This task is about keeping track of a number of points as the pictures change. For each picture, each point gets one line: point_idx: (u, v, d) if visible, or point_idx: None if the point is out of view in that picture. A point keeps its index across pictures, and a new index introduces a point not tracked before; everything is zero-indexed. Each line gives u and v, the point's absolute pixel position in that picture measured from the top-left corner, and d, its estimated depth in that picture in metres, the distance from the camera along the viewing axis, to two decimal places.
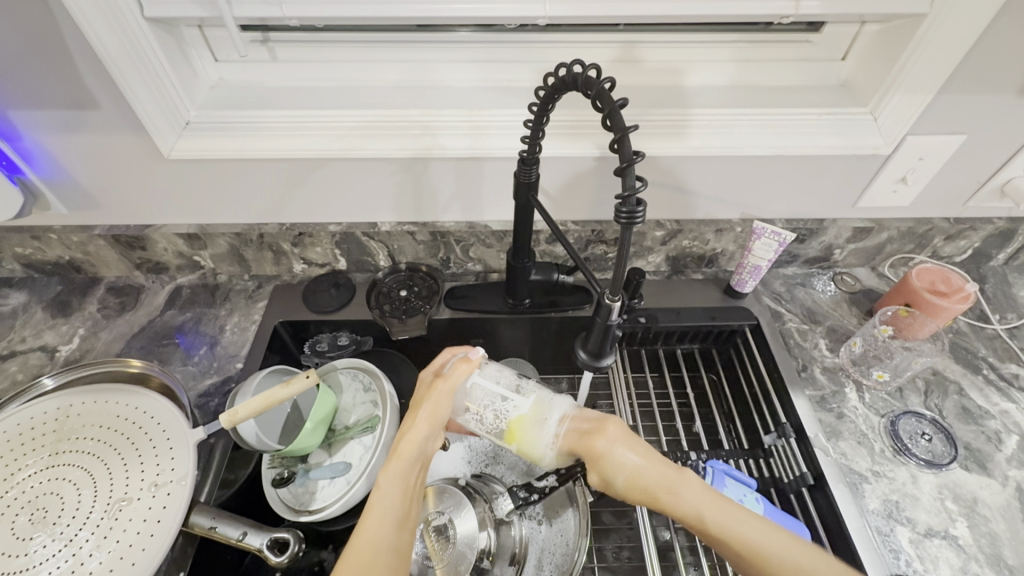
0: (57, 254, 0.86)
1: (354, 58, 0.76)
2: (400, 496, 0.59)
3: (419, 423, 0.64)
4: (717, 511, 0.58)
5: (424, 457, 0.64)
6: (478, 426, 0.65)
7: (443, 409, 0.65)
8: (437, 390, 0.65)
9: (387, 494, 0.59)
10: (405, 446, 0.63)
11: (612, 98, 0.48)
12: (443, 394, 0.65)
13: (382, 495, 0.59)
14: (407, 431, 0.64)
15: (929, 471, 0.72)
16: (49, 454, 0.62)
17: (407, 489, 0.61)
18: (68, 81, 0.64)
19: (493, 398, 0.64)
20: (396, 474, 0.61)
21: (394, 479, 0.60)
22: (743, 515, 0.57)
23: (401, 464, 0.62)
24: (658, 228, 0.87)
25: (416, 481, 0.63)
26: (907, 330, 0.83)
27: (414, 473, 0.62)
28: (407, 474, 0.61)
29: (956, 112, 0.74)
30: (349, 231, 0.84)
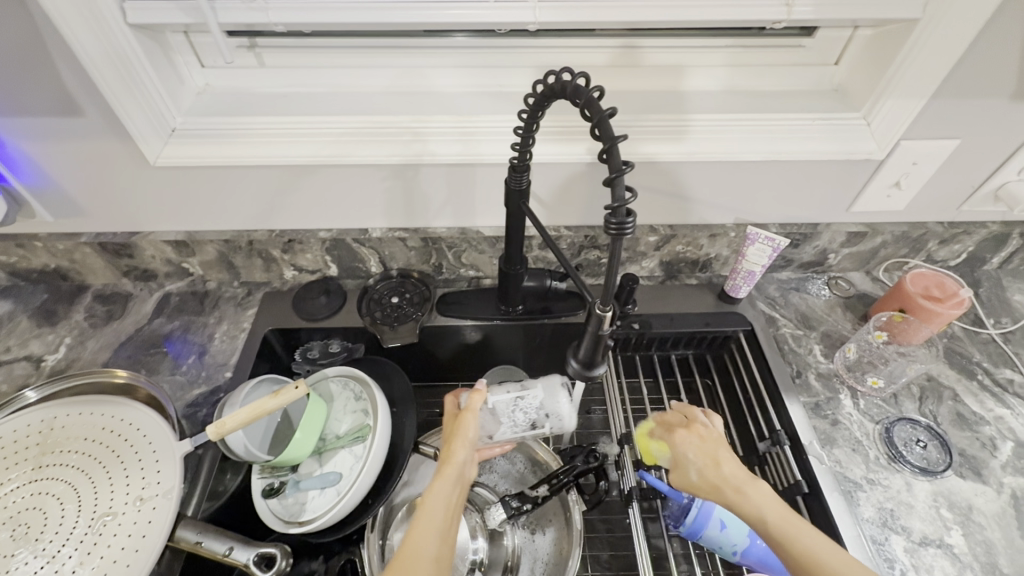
0: (42, 262, 0.85)
1: (344, 64, 0.75)
2: (444, 515, 0.59)
3: (456, 444, 0.64)
4: (783, 516, 0.57)
5: (465, 480, 0.64)
6: (516, 430, 0.71)
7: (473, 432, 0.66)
8: (467, 414, 0.66)
9: (434, 512, 0.59)
10: (449, 468, 0.63)
11: (601, 107, 0.47)
12: (471, 417, 0.66)
13: (427, 513, 0.59)
14: (450, 453, 0.64)
15: (924, 479, 0.72)
16: (33, 468, 0.61)
17: (450, 509, 0.60)
18: (51, 87, 0.63)
19: (512, 403, 0.70)
20: (438, 496, 0.60)
21: (439, 497, 0.60)
22: (803, 525, 0.57)
23: (445, 484, 0.62)
24: (651, 233, 0.86)
25: (457, 502, 0.62)
26: (902, 335, 0.83)
27: (456, 494, 0.62)
28: (449, 493, 0.61)
29: (950, 117, 0.73)
30: (339, 237, 0.83)
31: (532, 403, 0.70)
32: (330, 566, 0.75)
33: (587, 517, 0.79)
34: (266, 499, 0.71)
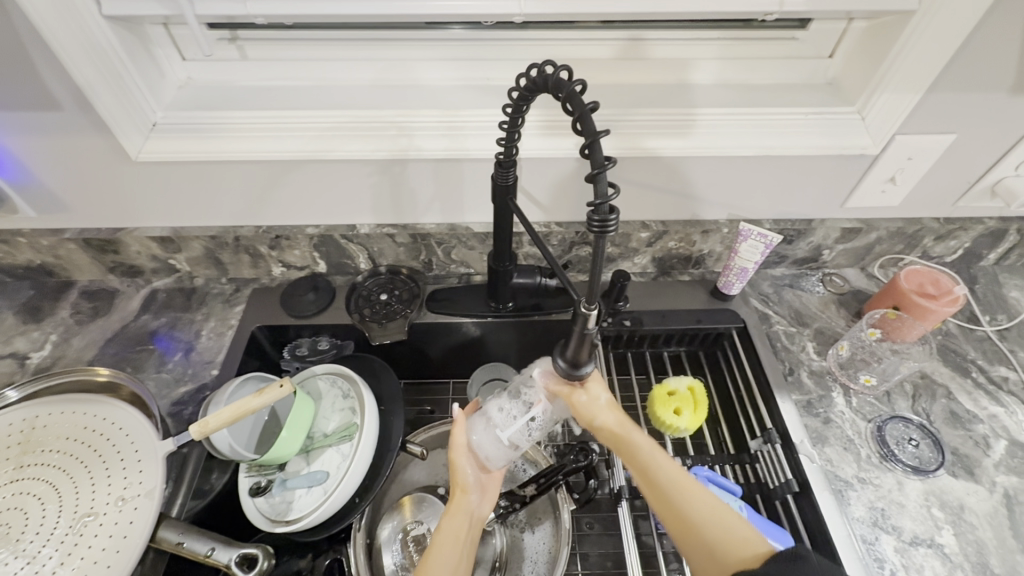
0: (26, 258, 0.84)
1: (329, 57, 0.74)
2: (454, 554, 0.61)
3: (457, 485, 0.66)
4: (674, 475, 0.63)
5: (474, 518, 0.66)
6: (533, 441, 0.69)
7: (467, 470, 0.66)
8: (455, 451, 0.66)
9: (442, 550, 0.61)
10: (455, 509, 0.65)
11: (583, 101, 0.46)
12: (463, 454, 0.66)
13: (437, 552, 0.61)
14: (454, 494, 0.66)
15: (915, 478, 0.71)
16: (14, 468, 0.60)
17: (460, 547, 0.62)
18: (26, 80, 0.62)
19: (526, 430, 0.65)
20: (446, 536, 0.62)
21: (448, 534, 0.63)
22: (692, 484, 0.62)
23: (453, 521, 0.64)
24: (643, 230, 0.85)
25: (467, 538, 0.64)
26: (895, 332, 0.82)
27: (467, 531, 0.64)
28: (457, 530, 0.63)
29: (945, 110, 0.72)
30: (327, 233, 0.82)
31: (544, 422, 0.65)
32: (317, 565, 0.74)
33: (577, 515, 0.79)
34: (252, 498, 0.70)
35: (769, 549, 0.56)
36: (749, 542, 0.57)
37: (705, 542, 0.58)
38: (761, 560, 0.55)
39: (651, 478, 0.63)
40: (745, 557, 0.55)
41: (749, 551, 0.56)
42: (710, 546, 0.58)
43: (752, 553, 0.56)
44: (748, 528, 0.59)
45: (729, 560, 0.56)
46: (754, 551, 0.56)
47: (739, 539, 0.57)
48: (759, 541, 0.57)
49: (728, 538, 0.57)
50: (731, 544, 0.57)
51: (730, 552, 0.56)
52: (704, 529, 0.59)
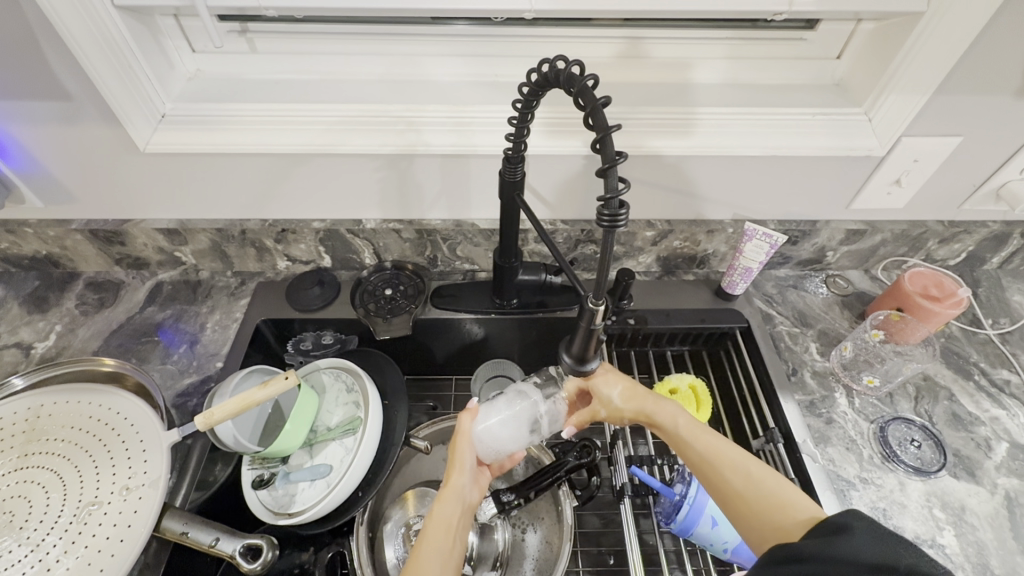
0: (33, 248, 0.84)
1: (338, 51, 0.74)
2: (443, 537, 0.59)
3: (452, 470, 0.64)
4: (709, 449, 0.63)
5: (467, 505, 0.64)
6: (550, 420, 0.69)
7: (464, 455, 0.65)
8: (460, 435, 0.66)
9: (433, 534, 0.59)
10: (447, 493, 0.63)
11: (595, 96, 0.46)
12: (466, 440, 0.66)
13: (430, 536, 0.59)
14: (448, 478, 0.64)
15: (917, 478, 0.72)
16: (18, 456, 0.60)
17: (451, 532, 0.60)
18: (38, 71, 0.62)
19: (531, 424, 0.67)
20: (437, 521, 0.60)
21: (438, 518, 0.61)
22: (728, 452, 0.62)
23: (444, 508, 0.61)
24: (648, 229, 0.85)
25: (460, 524, 0.62)
26: (898, 335, 0.83)
27: (458, 516, 0.62)
28: (450, 514, 0.61)
29: (953, 113, 0.72)
30: (333, 228, 0.82)
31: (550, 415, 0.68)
32: (319, 558, 0.74)
33: (579, 512, 0.79)
34: (256, 491, 0.70)
35: (812, 515, 0.55)
36: (789, 507, 0.57)
37: (747, 511, 0.58)
38: (803, 528, 0.55)
39: (686, 453, 0.64)
40: (787, 524, 0.56)
41: (791, 518, 0.56)
42: (753, 515, 0.58)
43: (794, 521, 0.56)
44: (789, 491, 0.58)
45: (772, 529, 0.56)
46: (794, 518, 0.56)
47: (779, 505, 0.57)
48: (802, 506, 0.56)
49: (770, 504, 0.57)
50: (773, 512, 0.57)
51: (772, 519, 0.56)
52: (745, 498, 0.59)
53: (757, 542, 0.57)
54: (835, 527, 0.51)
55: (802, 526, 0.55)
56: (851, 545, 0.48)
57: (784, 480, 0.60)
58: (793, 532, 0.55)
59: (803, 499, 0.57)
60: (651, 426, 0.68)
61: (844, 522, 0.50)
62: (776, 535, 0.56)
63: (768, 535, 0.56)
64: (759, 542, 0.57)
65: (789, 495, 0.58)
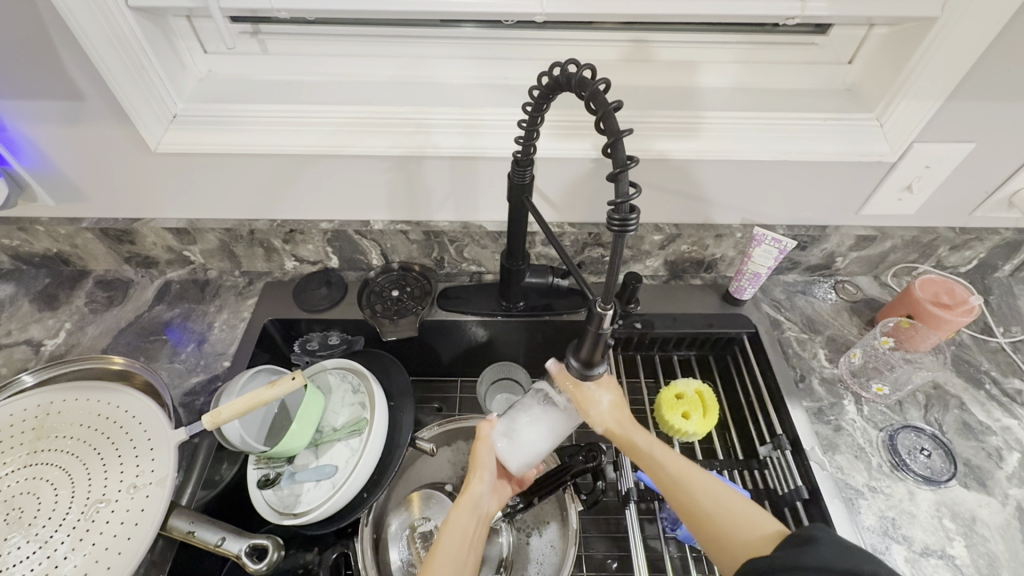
0: (44, 246, 0.85)
1: (348, 52, 0.75)
2: (458, 547, 0.59)
3: (472, 478, 0.64)
4: (683, 471, 0.62)
5: (483, 515, 0.64)
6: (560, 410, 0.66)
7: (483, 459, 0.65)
8: (480, 441, 0.66)
9: (449, 543, 0.59)
10: (465, 501, 0.63)
11: (606, 100, 0.46)
12: (486, 447, 0.66)
13: (443, 546, 0.59)
14: (466, 484, 0.64)
15: (927, 488, 0.71)
16: (28, 452, 0.61)
17: (466, 542, 0.60)
18: (51, 70, 0.63)
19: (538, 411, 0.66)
20: (453, 530, 0.60)
21: (453, 526, 0.61)
22: (700, 474, 0.62)
23: (460, 516, 0.61)
24: (656, 232, 0.85)
25: (475, 534, 0.62)
26: (909, 342, 0.81)
27: (474, 525, 0.62)
28: (465, 523, 0.61)
29: (965, 119, 0.72)
30: (340, 229, 0.82)
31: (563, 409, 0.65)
32: (324, 558, 0.75)
33: (584, 516, 0.79)
34: (263, 490, 0.71)
35: (778, 530, 0.56)
36: (757, 525, 0.57)
37: (719, 532, 0.57)
38: (771, 544, 0.55)
39: (658, 475, 0.63)
40: (755, 543, 0.56)
41: (759, 536, 0.56)
42: (724, 535, 0.57)
43: (762, 537, 0.56)
44: (758, 511, 0.59)
45: (740, 549, 0.56)
46: (763, 536, 0.56)
47: (747, 524, 0.57)
48: (768, 523, 0.57)
49: (741, 523, 0.57)
50: (742, 531, 0.57)
51: (739, 538, 0.56)
52: (713, 518, 0.58)
53: (727, 563, 0.56)
54: (802, 539, 0.51)
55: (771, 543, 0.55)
56: (841, 553, 0.48)
57: (751, 499, 0.60)
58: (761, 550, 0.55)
59: (768, 516, 0.58)
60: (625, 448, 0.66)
61: (810, 534, 0.51)
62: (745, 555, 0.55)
63: (733, 554, 0.56)
64: (730, 563, 0.56)
65: (756, 514, 0.58)
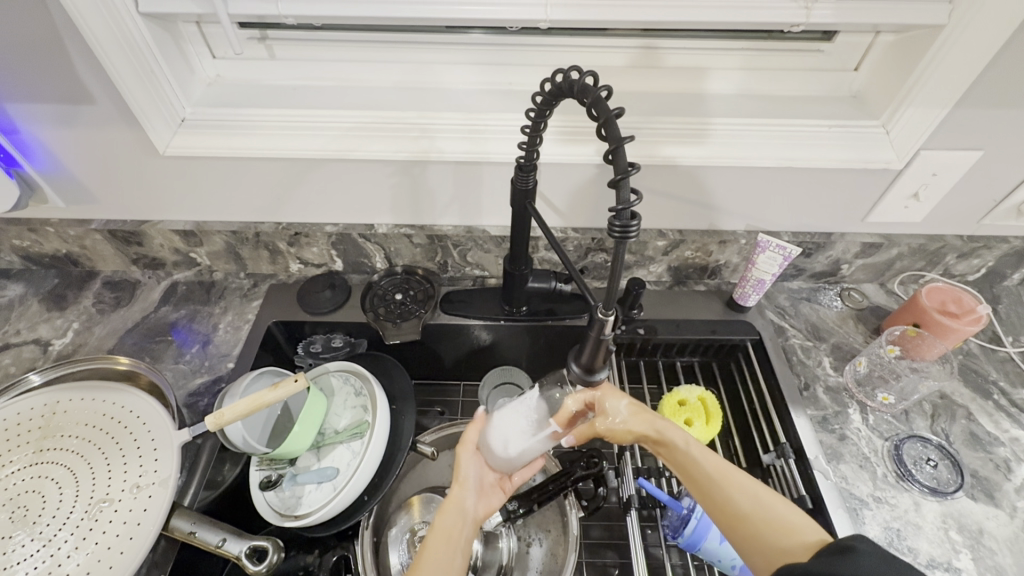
0: (54, 247, 0.86)
1: (354, 57, 0.75)
2: (445, 547, 0.58)
3: (456, 481, 0.64)
4: (719, 470, 0.61)
5: (471, 517, 0.63)
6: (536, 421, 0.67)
7: (463, 463, 0.65)
8: (462, 447, 0.66)
9: (437, 543, 0.59)
10: (449, 505, 0.62)
11: (608, 107, 0.46)
12: (467, 450, 0.66)
13: (432, 545, 0.58)
14: (450, 491, 0.64)
15: (933, 499, 0.70)
16: (34, 451, 0.62)
17: (452, 542, 0.59)
18: (63, 73, 0.64)
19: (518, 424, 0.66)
20: (438, 532, 0.60)
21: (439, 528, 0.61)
22: (736, 475, 0.60)
23: (446, 518, 0.61)
24: (659, 238, 0.85)
25: (463, 536, 0.61)
26: (914, 350, 0.81)
27: (461, 526, 0.61)
28: (451, 523, 0.61)
29: (974, 126, 0.71)
30: (345, 232, 0.83)
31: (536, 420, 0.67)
32: (324, 561, 0.75)
33: (585, 522, 0.79)
34: (263, 491, 0.71)
35: (818, 538, 0.54)
36: (794, 531, 0.55)
37: (753, 534, 0.56)
38: (810, 550, 0.53)
39: (690, 473, 0.62)
40: (792, 546, 0.54)
41: (797, 540, 0.54)
42: (758, 538, 0.56)
43: (799, 543, 0.54)
44: (796, 514, 0.57)
45: (776, 553, 0.55)
46: (800, 540, 0.55)
47: (785, 530, 0.55)
48: (807, 529, 0.55)
49: (777, 527, 0.56)
50: (777, 533, 0.55)
51: (776, 541, 0.55)
52: (748, 521, 0.57)
53: (762, 564, 0.55)
54: (841, 547, 0.50)
55: (809, 548, 0.54)
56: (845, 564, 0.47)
57: (786, 500, 0.59)
58: (799, 554, 0.54)
59: (809, 522, 0.56)
60: (658, 446, 0.65)
61: (849, 543, 0.50)
62: (779, 558, 0.54)
63: (770, 557, 0.55)
64: (764, 565, 0.55)
65: (795, 517, 0.57)
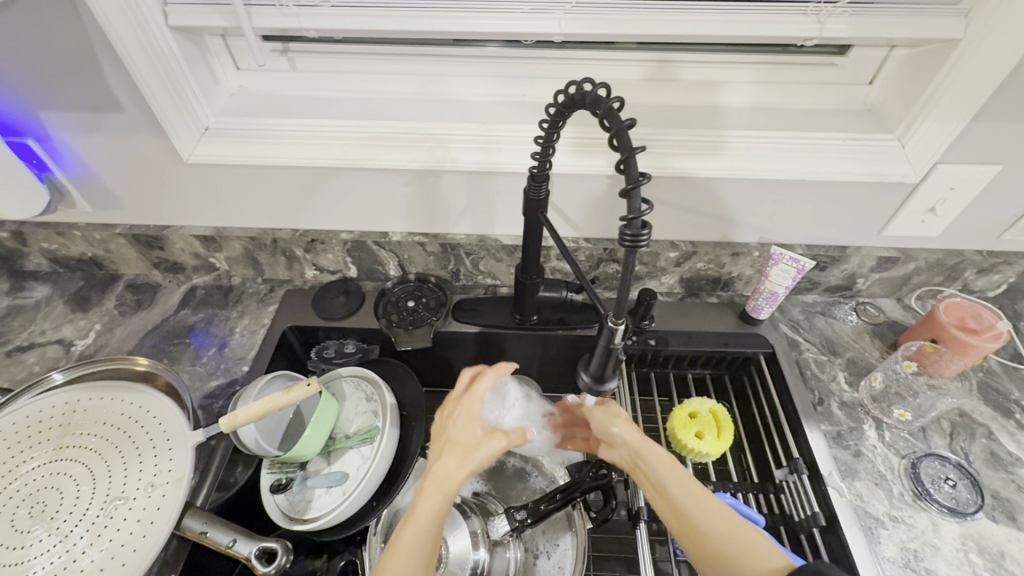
0: (80, 250, 0.89)
1: (371, 69, 0.78)
2: (429, 539, 0.57)
3: (469, 465, 0.61)
4: (695, 492, 0.61)
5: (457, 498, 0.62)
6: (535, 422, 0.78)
7: (486, 452, 0.62)
8: (498, 442, 0.63)
9: (419, 533, 0.57)
10: (451, 491, 0.60)
11: (620, 118, 0.47)
12: (500, 447, 0.63)
13: (413, 535, 0.57)
14: (457, 474, 0.60)
15: (952, 520, 0.68)
16: (54, 448, 0.63)
17: (437, 532, 0.58)
18: (95, 84, 0.67)
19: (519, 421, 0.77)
20: (428, 520, 0.58)
21: (422, 512, 0.58)
22: (713, 499, 0.60)
23: (441, 505, 0.59)
24: (671, 249, 0.85)
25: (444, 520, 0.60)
26: (932, 367, 0.79)
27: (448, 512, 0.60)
28: (442, 513, 0.59)
29: (992, 140, 0.70)
30: (360, 239, 0.84)
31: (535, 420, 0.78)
32: (331, 566, 0.76)
33: (594, 535, 0.78)
34: (274, 495, 0.72)
35: (786, 564, 0.53)
36: (764, 556, 0.54)
37: (721, 557, 0.55)
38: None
39: (666, 496, 0.62)
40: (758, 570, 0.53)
41: (762, 564, 0.53)
42: (725, 560, 0.55)
43: (765, 568, 0.53)
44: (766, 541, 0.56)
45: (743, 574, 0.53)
46: (767, 565, 0.53)
47: (752, 554, 0.54)
48: (776, 554, 0.54)
49: (747, 550, 0.55)
50: (745, 556, 0.54)
51: (744, 564, 0.54)
52: (719, 544, 0.56)
53: None
54: None
55: (774, 572, 0.52)
56: None
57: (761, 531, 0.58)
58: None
59: (778, 549, 0.55)
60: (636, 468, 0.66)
61: None
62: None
63: None
64: None
65: (765, 543, 0.56)
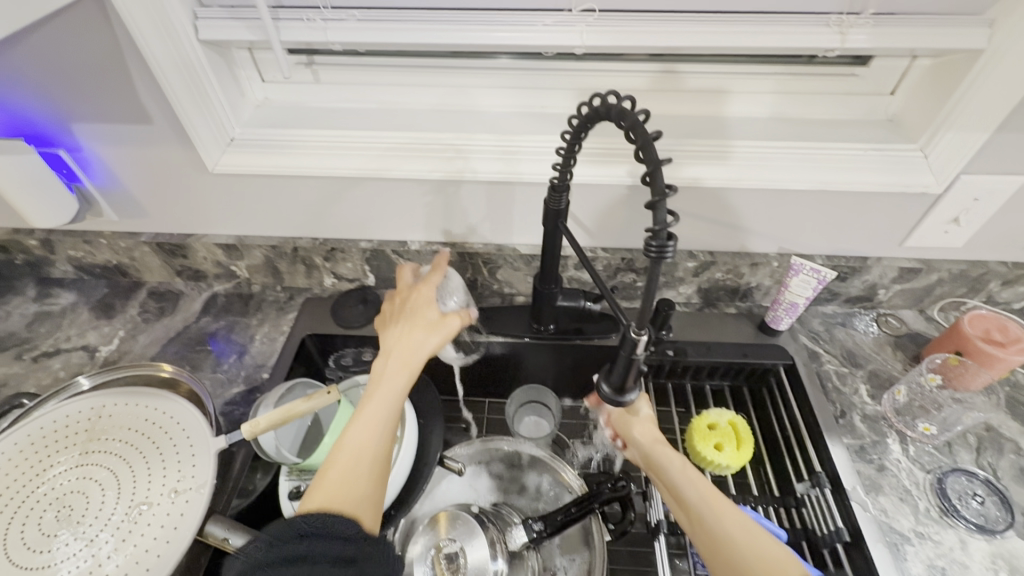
0: (105, 258, 0.91)
1: (392, 81, 0.79)
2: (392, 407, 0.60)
3: (428, 341, 0.63)
4: (709, 495, 0.60)
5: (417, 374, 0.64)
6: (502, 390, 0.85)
7: (445, 329, 0.64)
8: (454, 319, 0.65)
9: (382, 405, 0.59)
10: (412, 363, 0.62)
11: (646, 130, 0.47)
12: (452, 325, 0.64)
13: (377, 404, 0.59)
14: (417, 347, 0.62)
15: (980, 537, 0.67)
16: (80, 453, 0.64)
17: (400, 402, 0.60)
18: (125, 96, 0.68)
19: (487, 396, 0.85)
20: (390, 393, 0.60)
21: (386, 391, 0.60)
22: (728, 504, 0.59)
23: (403, 378, 0.61)
24: (689, 259, 0.85)
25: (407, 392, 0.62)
26: (957, 379, 0.78)
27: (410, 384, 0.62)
28: (405, 386, 0.61)
29: (1017, 150, 0.70)
30: (379, 248, 0.85)
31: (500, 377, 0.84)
32: None
33: (612, 547, 0.76)
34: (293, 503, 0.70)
35: None
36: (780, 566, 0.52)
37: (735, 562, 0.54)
38: None
39: (681, 497, 0.61)
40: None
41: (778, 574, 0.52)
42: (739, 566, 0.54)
43: None
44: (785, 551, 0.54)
45: None
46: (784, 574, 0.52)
47: (767, 562, 0.53)
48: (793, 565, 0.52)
49: (761, 557, 0.54)
50: (758, 563, 0.53)
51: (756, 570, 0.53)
52: (733, 550, 0.55)
53: None
54: None
55: None
56: None
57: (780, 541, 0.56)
58: None
59: (797, 563, 0.53)
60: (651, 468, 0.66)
61: None
62: None
63: None
64: None
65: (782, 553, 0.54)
